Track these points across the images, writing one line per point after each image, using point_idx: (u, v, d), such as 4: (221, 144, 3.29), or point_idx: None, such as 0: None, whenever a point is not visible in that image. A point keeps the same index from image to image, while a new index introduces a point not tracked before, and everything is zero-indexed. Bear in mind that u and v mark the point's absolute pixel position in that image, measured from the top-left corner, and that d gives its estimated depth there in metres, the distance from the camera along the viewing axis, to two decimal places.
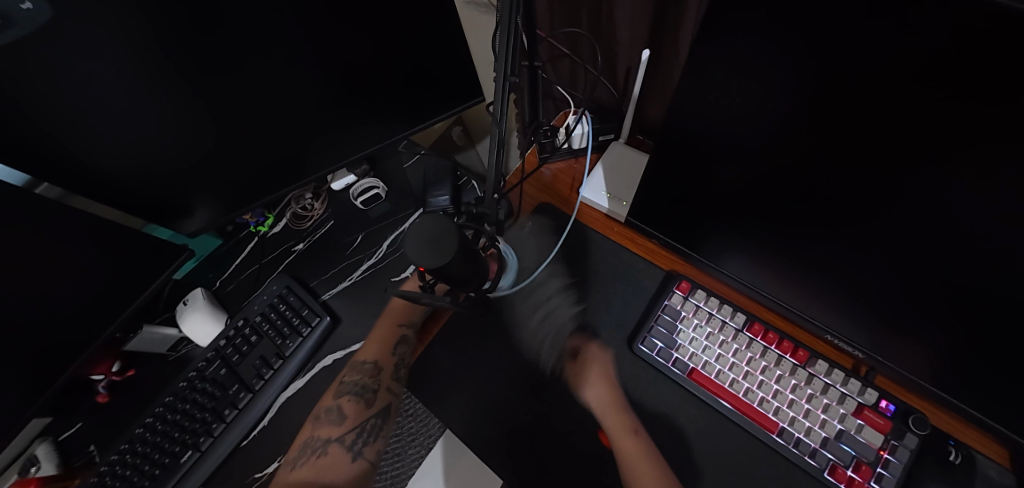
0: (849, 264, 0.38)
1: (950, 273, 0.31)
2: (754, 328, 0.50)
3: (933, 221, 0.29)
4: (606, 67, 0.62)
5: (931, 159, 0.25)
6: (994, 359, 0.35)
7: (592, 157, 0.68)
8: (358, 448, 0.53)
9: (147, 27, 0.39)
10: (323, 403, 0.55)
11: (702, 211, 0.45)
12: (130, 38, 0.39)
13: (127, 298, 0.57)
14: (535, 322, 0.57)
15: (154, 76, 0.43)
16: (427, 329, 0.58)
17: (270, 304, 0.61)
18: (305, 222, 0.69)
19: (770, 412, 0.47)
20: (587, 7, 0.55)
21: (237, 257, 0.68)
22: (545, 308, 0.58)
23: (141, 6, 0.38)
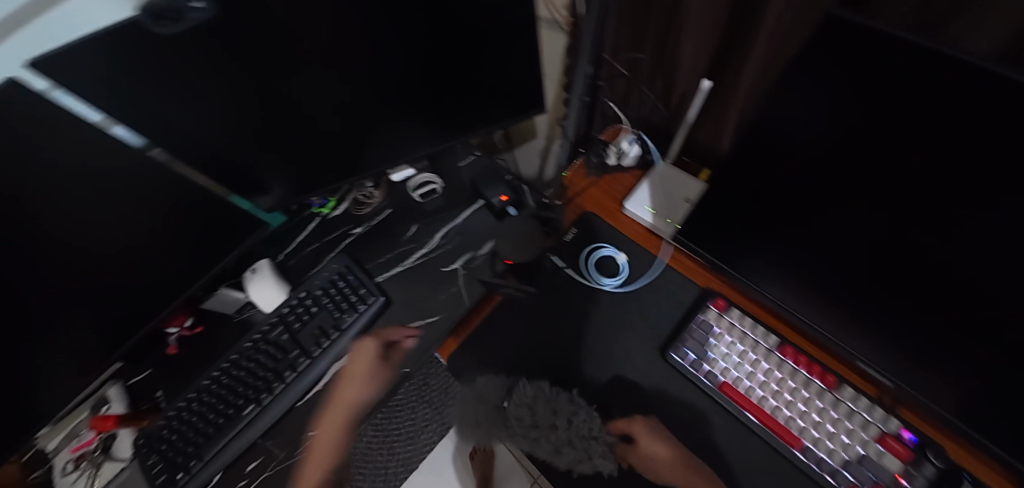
0: (885, 295, 0.42)
1: (989, 311, 0.34)
2: (785, 351, 0.53)
3: (979, 260, 0.32)
4: (661, 90, 0.67)
5: (985, 206, 0.29)
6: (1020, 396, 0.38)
7: (638, 174, 0.71)
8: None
9: (276, 29, 0.44)
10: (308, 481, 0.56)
11: (754, 229, 0.49)
12: (259, 39, 0.44)
13: (209, 261, 0.63)
14: (610, 346, 0.59)
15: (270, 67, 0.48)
16: (480, 308, 0.64)
17: (330, 280, 0.66)
18: (364, 209, 0.74)
19: (795, 431, 0.50)
20: (654, 35, 0.59)
21: (300, 234, 0.74)
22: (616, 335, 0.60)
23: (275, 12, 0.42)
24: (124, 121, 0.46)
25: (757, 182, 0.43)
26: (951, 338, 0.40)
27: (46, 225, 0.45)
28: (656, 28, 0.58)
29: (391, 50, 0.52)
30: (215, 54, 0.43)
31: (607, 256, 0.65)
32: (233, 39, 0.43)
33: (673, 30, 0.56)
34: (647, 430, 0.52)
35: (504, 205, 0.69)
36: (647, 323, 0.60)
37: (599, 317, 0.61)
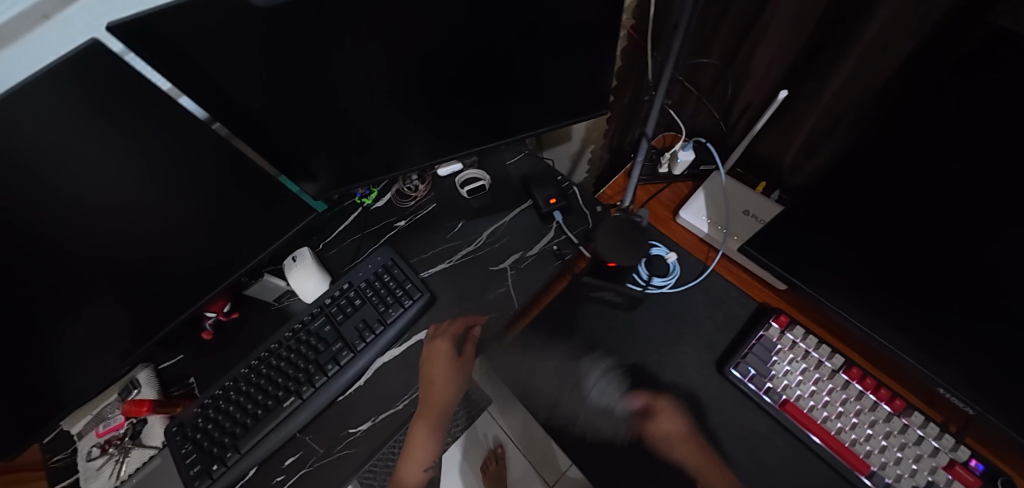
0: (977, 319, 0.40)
1: None
2: (851, 372, 0.52)
3: None
4: (722, 99, 0.65)
5: None
6: None
7: (691, 183, 0.70)
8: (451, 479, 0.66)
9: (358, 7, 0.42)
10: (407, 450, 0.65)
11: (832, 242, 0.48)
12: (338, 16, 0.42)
13: (254, 247, 0.61)
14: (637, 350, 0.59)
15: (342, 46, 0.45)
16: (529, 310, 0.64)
17: (375, 273, 0.64)
18: (408, 202, 0.72)
19: (862, 454, 0.49)
20: (727, 40, 0.57)
21: (340, 224, 0.72)
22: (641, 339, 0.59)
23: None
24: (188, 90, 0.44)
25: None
26: None
27: (91, 192, 0.42)
28: (732, 34, 0.56)
29: (464, 40, 0.49)
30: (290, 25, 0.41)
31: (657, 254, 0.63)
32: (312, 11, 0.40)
33: (750, 36, 0.54)
34: (671, 421, 0.53)
35: (553, 207, 0.67)
36: (681, 329, 0.60)
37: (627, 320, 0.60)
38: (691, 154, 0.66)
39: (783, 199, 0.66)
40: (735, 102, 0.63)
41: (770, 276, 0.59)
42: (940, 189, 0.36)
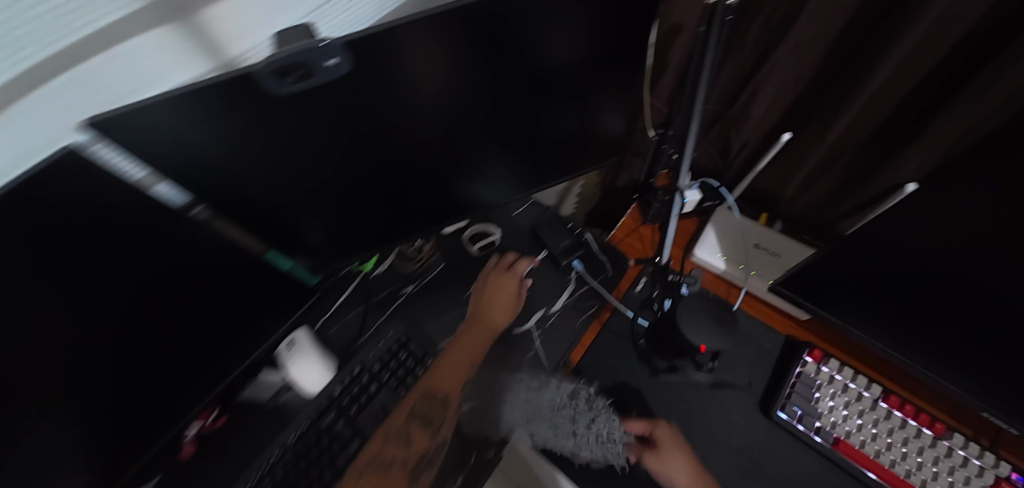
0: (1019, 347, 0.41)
1: None
2: (889, 400, 0.53)
3: None
4: (719, 140, 0.67)
5: None
6: None
7: (698, 221, 0.71)
8: (420, 474, 0.51)
9: (371, 80, 0.38)
10: (408, 400, 0.55)
11: (862, 277, 0.49)
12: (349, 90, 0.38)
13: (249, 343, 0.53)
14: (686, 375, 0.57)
15: (353, 117, 0.41)
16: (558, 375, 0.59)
17: (389, 351, 0.58)
18: (412, 265, 0.67)
19: (917, 484, 0.49)
20: (724, 88, 0.59)
21: (338, 297, 0.65)
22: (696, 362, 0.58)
23: (375, 64, 0.37)
24: (171, 183, 0.37)
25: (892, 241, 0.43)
26: None
27: None
28: (729, 81, 0.58)
29: (463, 103, 0.47)
30: (302, 103, 0.36)
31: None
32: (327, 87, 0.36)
33: (749, 84, 0.56)
34: (672, 441, 0.52)
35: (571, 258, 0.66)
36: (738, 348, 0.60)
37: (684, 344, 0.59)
38: (697, 194, 0.66)
39: (786, 228, 0.69)
40: (732, 142, 0.66)
41: (798, 311, 0.60)
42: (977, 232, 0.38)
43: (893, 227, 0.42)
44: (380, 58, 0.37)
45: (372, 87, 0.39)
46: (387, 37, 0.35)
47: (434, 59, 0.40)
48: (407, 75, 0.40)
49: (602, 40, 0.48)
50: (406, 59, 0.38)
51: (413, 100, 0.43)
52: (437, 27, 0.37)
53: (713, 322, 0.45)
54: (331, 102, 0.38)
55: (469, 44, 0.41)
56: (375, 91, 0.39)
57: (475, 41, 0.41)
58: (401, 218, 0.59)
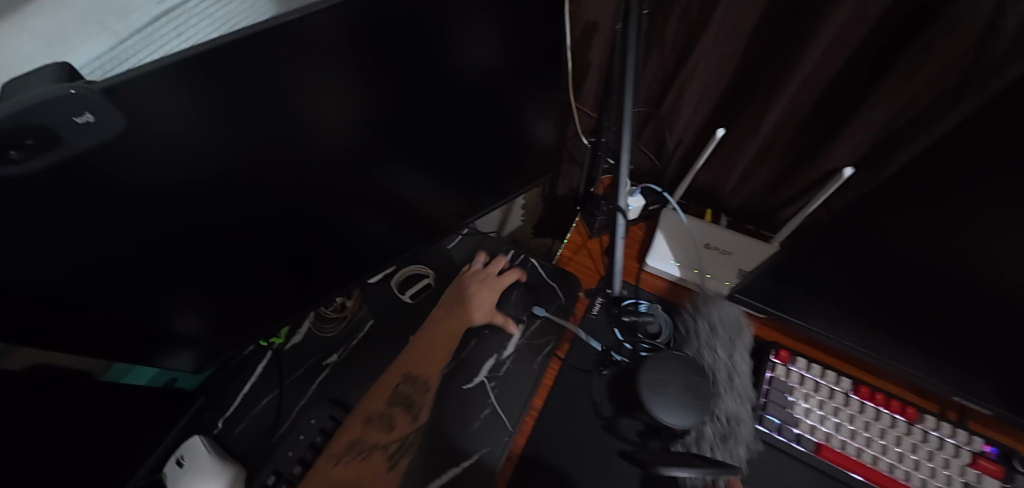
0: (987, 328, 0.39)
1: None
2: (861, 391, 0.51)
3: None
4: (653, 140, 0.63)
5: None
6: None
7: (645, 226, 0.67)
8: (398, 460, 0.46)
9: (199, 126, 0.28)
10: (383, 384, 0.50)
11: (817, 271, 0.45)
12: (168, 145, 0.27)
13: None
14: (745, 427, 0.48)
15: (200, 178, 0.31)
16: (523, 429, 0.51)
17: (311, 446, 0.47)
18: (333, 328, 0.56)
19: (901, 478, 0.47)
20: (649, 87, 0.55)
21: (242, 384, 0.53)
22: (712, 360, 0.50)
23: (198, 105, 0.27)
24: None
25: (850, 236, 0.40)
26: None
27: None
28: (654, 78, 0.54)
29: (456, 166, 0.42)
30: (93, 179, 0.26)
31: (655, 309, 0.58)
32: (121, 149, 0.25)
33: (673, 81, 0.53)
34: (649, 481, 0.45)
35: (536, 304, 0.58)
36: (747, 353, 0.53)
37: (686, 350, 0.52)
38: (640, 200, 0.63)
39: (732, 223, 0.66)
40: (666, 141, 0.62)
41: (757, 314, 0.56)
42: None
43: None
44: (203, 96, 0.27)
45: (209, 132, 0.29)
46: (190, 70, 0.25)
47: (293, 88, 0.31)
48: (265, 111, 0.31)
49: (508, 44, 0.42)
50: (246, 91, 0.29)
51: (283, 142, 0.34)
52: (286, 45, 0.28)
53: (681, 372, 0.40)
54: (139, 169, 0.27)
55: (341, 61, 0.32)
56: (217, 137, 0.30)
57: (344, 59, 0.32)
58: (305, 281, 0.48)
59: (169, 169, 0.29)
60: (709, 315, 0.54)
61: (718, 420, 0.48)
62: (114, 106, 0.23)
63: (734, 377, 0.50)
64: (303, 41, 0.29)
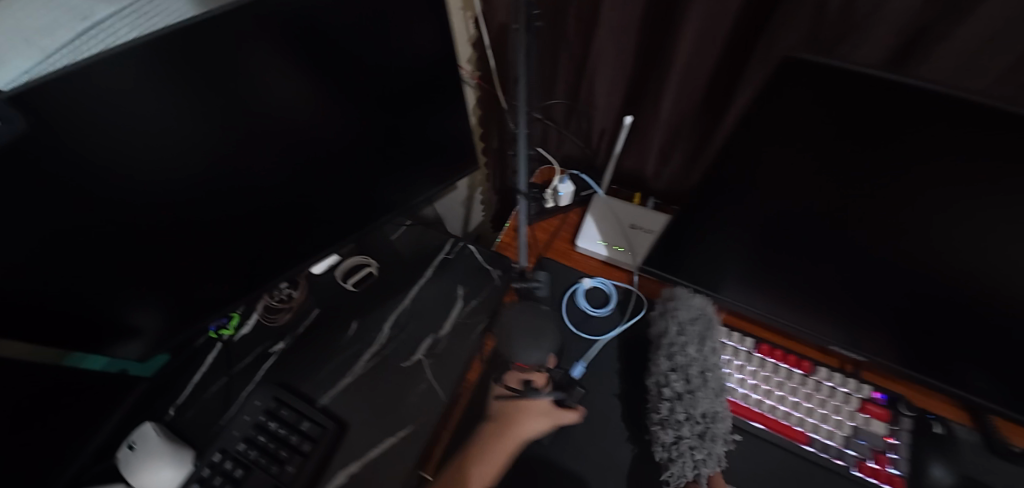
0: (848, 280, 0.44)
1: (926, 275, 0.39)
2: (762, 349, 0.56)
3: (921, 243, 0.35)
4: (580, 129, 0.68)
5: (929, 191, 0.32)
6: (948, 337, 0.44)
7: (579, 210, 0.71)
8: None
9: (108, 126, 0.32)
10: None
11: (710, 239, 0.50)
12: (77, 142, 0.31)
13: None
14: (723, 424, 0.49)
15: (113, 171, 0.35)
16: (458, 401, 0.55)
17: (256, 425, 0.51)
18: (281, 317, 0.60)
19: (795, 424, 0.52)
20: (565, 80, 0.60)
21: (194, 374, 0.56)
22: (682, 360, 0.51)
23: (101, 106, 0.31)
24: None
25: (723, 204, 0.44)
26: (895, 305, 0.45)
27: None
28: (568, 72, 0.59)
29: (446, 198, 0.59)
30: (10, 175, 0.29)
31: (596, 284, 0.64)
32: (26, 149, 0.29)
33: (584, 74, 0.57)
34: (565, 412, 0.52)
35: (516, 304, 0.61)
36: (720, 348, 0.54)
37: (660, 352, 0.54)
38: (570, 186, 0.68)
39: (659, 204, 0.71)
40: (590, 130, 0.67)
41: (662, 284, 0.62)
42: None
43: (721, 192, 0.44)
44: (104, 98, 0.31)
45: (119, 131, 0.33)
46: (81, 77, 0.29)
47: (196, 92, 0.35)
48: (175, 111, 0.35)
49: (418, 46, 0.46)
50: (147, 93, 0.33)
51: (194, 140, 0.38)
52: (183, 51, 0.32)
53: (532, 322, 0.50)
54: (52, 165, 0.31)
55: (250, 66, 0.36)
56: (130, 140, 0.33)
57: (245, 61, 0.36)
58: (244, 272, 0.52)
59: (83, 166, 0.32)
60: (677, 315, 0.55)
61: (694, 421, 0.49)
62: (14, 110, 0.27)
63: (706, 374, 0.51)
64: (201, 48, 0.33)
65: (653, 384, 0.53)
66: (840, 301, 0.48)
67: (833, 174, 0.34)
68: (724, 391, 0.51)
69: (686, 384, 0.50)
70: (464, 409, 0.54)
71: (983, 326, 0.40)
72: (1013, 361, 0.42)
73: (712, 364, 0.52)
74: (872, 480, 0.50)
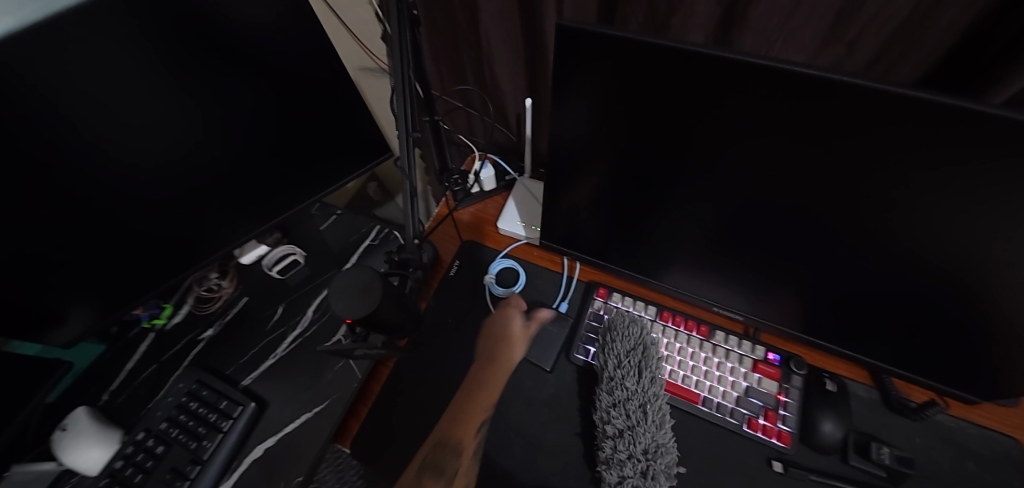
0: (722, 237, 0.47)
1: (775, 226, 0.42)
2: (664, 316, 0.59)
3: (755, 185, 0.39)
4: (498, 115, 0.71)
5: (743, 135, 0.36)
6: (814, 289, 0.47)
7: (503, 194, 0.74)
8: None
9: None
10: None
11: (598, 211, 0.53)
12: None
13: None
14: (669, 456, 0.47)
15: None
16: (374, 378, 0.58)
17: (178, 405, 0.54)
18: (210, 305, 0.63)
19: (692, 386, 0.55)
20: (471, 66, 0.64)
21: (127, 362, 0.59)
22: (622, 396, 0.50)
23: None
24: None
25: (592, 171, 0.47)
26: (765, 261, 0.47)
27: None
28: (472, 58, 0.62)
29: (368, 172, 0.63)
30: None
31: (506, 266, 0.66)
32: None
33: (485, 60, 0.60)
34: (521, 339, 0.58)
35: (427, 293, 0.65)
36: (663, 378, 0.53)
37: (601, 387, 0.52)
38: (491, 171, 0.72)
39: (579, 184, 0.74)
40: (506, 114, 0.69)
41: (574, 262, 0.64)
42: (639, 152, 0.42)
43: (589, 165, 0.47)
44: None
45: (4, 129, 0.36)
46: None
47: (68, 89, 0.38)
48: (48, 106, 0.38)
49: (312, 42, 0.49)
50: (31, 94, 0.36)
51: (76, 134, 0.40)
52: (50, 48, 0.36)
53: (363, 281, 0.44)
54: None
55: (126, 62, 0.40)
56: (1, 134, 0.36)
57: (131, 61, 0.40)
58: (164, 262, 0.55)
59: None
60: (614, 347, 0.53)
61: (636, 458, 0.47)
62: None
63: (647, 407, 0.49)
64: (72, 45, 0.36)
65: (596, 420, 0.51)
66: (723, 263, 0.51)
67: (683, 122, 0.37)
68: (667, 422, 0.50)
69: (626, 421, 0.48)
70: (382, 383, 0.57)
71: (835, 270, 0.43)
72: (867, 303, 0.45)
73: (653, 396, 0.50)
74: (763, 436, 0.52)
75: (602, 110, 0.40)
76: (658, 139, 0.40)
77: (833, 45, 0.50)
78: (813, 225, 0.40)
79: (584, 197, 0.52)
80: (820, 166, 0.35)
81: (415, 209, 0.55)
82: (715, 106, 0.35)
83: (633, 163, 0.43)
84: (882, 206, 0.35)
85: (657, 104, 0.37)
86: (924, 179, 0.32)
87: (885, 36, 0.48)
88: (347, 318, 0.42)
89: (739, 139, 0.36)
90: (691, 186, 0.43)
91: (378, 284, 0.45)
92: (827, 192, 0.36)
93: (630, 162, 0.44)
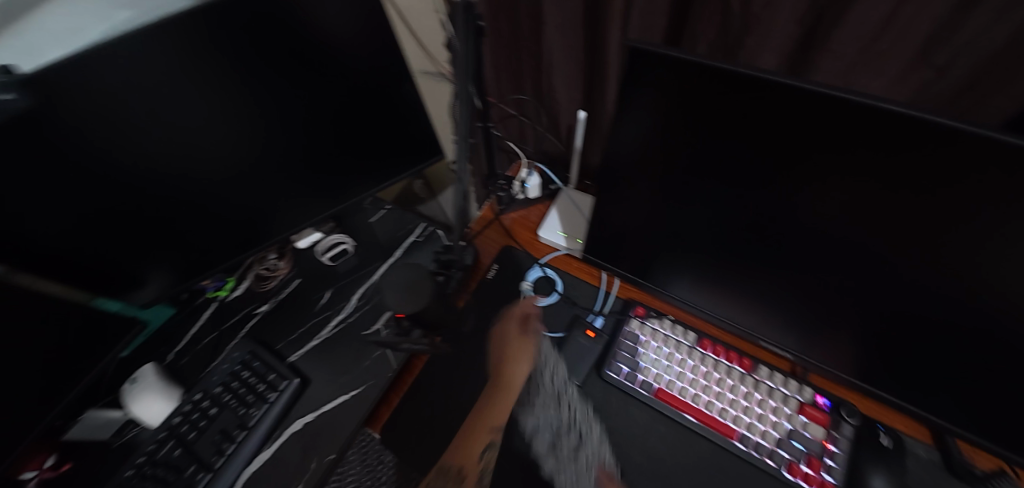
0: (777, 269, 0.45)
1: (836, 262, 0.40)
2: (704, 344, 0.57)
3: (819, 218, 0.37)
4: (549, 124, 0.72)
5: (811, 165, 0.34)
6: (875, 334, 0.44)
7: (546, 203, 0.75)
8: None
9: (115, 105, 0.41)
10: None
11: (644, 229, 0.52)
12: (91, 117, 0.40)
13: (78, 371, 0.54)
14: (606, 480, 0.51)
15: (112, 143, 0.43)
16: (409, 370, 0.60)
17: (231, 373, 0.59)
18: (268, 283, 0.68)
19: (728, 420, 0.52)
20: (529, 75, 0.65)
21: (191, 328, 0.65)
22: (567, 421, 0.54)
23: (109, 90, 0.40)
24: None
25: (642, 188, 0.47)
26: (822, 299, 0.45)
27: None
28: (531, 68, 0.64)
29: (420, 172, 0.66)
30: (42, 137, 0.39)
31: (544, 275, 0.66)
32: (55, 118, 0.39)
33: (543, 69, 0.62)
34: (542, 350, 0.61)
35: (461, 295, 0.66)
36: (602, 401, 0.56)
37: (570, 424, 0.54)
38: (537, 179, 0.73)
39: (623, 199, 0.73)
40: (558, 124, 0.70)
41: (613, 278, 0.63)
42: (696, 175, 0.41)
43: (640, 182, 0.46)
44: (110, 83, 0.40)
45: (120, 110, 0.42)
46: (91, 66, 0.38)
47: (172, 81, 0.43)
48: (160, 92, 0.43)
49: (385, 47, 0.53)
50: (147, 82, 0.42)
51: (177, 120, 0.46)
52: (166, 43, 0.41)
53: (413, 277, 0.46)
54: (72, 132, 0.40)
55: (226, 59, 0.44)
56: (113, 116, 0.42)
57: (226, 59, 0.45)
58: (234, 240, 0.61)
59: (75, 136, 0.41)
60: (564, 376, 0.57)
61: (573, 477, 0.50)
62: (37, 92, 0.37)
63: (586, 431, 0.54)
64: (181, 44, 0.41)
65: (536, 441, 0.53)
66: (774, 296, 0.48)
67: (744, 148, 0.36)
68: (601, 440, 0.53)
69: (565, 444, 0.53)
70: (416, 375, 0.59)
71: (900, 314, 0.40)
72: (932, 354, 0.42)
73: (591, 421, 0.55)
74: (804, 484, 0.49)
75: (662, 129, 0.40)
76: (715, 162, 0.39)
77: (917, 72, 0.47)
78: (878, 265, 0.37)
79: (632, 215, 0.51)
80: (893, 206, 0.33)
81: (463, 211, 0.57)
82: (781, 135, 0.34)
83: (688, 185, 0.43)
84: (958, 247, 0.33)
85: (718, 129, 0.37)
86: (1010, 220, 0.30)
87: (977, 63, 0.44)
88: (401, 312, 0.44)
89: (800, 171, 0.35)
90: (746, 213, 0.41)
91: (427, 281, 0.47)
92: (901, 232, 0.34)
93: (683, 182, 0.43)
